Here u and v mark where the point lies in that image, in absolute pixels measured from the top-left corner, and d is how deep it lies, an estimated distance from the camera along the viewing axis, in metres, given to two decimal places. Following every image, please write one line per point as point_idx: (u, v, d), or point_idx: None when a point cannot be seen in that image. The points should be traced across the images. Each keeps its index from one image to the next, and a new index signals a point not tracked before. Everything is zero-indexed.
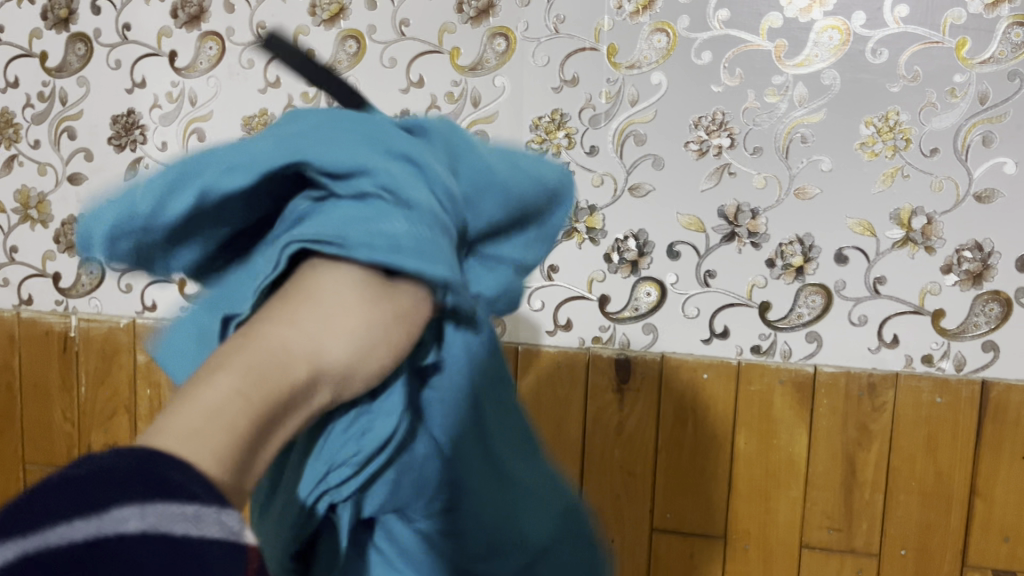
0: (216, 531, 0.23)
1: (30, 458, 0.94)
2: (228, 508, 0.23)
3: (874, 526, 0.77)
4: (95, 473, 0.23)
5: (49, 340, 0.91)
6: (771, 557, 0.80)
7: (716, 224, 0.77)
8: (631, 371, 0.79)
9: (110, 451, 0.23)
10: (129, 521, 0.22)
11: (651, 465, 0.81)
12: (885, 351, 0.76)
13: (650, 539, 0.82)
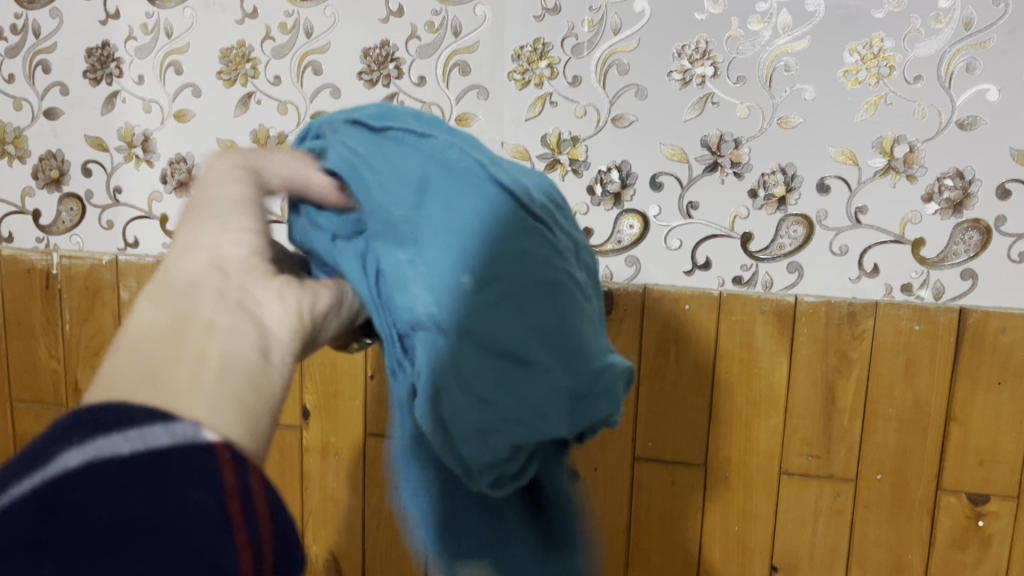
0: (161, 439, 0.28)
1: (17, 394, 0.94)
2: (171, 421, 0.29)
3: (852, 451, 0.79)
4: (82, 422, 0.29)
5: (31, 277, 0.90)
6: (751, 484, 0.81)
7: (699, 154, 0.77)
8: (614, 302, 0.80)
9: (67, 416, 0.30)
10: (73, 458, 0.28)
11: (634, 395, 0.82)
12: (865, 280, 0.76)
13: (633, 467, 0.83)
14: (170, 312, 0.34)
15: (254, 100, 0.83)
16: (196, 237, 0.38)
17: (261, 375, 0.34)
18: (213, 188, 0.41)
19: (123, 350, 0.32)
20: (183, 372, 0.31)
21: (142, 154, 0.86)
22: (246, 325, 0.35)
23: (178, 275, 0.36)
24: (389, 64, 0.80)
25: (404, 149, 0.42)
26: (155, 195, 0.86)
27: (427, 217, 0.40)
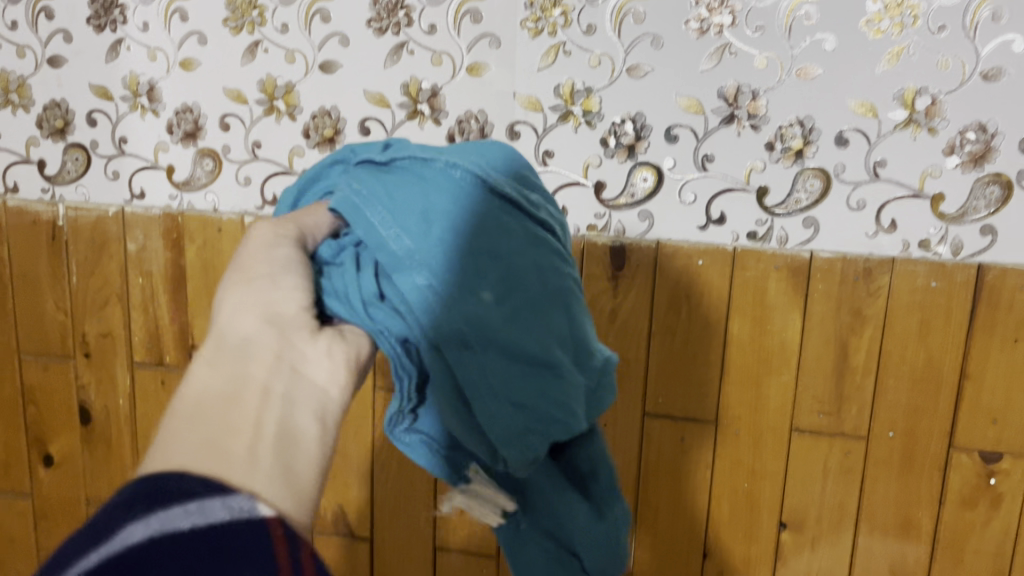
0: (221, 514, 0.34)
1: (24, 346, 0.93)
2: (230, 496, 0.35)
3: (864, 408, 0.78)
4: (145, 497, 0.34)
5: (37, 228, 0.89)
6: (760, 441, 0.81)
7: (715, 106, 0.75)
8: (626, 257, 0.79)
9: (128, 490, 0.34)
10: (137, 532, 0.32)
11: (645, 351, 0.81)
12: (883, 236, 0.75)
13: (642, 424, 0.83)
14: (226, 382, 0.40)
15: (261, 48, 0.81)
16: (248, 297, 0.44)
17: (308, 440, 0.40)
18: (269, 243, 0.46)
19: (188, 420, 0.38)
20: (240, 445, 0.37)
21: (148, 104, 0.84)
22: (297, 389, 0.41)
23: (230, 343, 0.42)
24: (400, 11, 0.78)
25: (401, 179, 0.46)
26: (161, 146, 0.85)
27: (433, 237, 0.44)
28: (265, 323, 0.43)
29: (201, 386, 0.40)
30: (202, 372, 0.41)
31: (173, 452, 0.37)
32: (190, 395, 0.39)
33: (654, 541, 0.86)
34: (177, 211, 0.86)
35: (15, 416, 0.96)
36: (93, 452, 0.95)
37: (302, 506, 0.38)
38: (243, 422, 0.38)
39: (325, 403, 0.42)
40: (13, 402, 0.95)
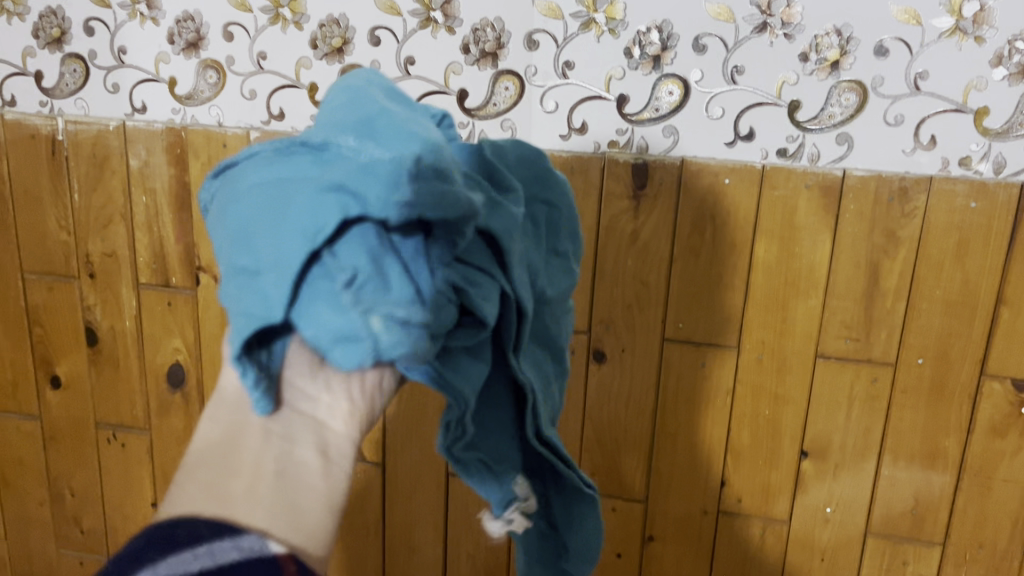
0: (235, 553, 0.41)
1: (28, 267, 0.91)
2: (239, 536, 0.41)
3: (893, 335, 0.75)
4: (178, 529, 0.41)
5: (37, 144, 0.86)
6: (784, 367, 0.79)
7: (748, 13, 0.70)
8: (649, 175, 0.76)
9: (155, 527, 0.42)
10: None
11: (666, 274, 0.78)
12: (920, 153, 0.71)
13: (661, 349, 0.81)
14: (224, 429, 0.46)
15: None
16: (251, 354, 0.48)
17: (311, 469, 0.46)
18: None
19: (193, 468, 0.46)
20: (241, 485, 0.44)
21: (146, 12, 0.80)
22: (297, 427, 0.46)
23: (231, 393, 0.47)
24: None
25: (241, 172, 0.44)
26: (162, 57, 0.81)
27: (275, 213, 0.39)
28: None
29: (213, 416, 0.47)
30: (207, 422, 0.47)
31: (185, 501, 0.44)
32: (197, 446, 0.47)
33: (672, 469, 0.84)
34: (181, 126, 0.83)
35: (22, 338, 0.94)
36: (101, 373, 0.93)
37: (311, 538, 0.44)
38: (245, 463, 0.45)
39: (332, 432, 0.46)
40: (19, 323, 0.93)
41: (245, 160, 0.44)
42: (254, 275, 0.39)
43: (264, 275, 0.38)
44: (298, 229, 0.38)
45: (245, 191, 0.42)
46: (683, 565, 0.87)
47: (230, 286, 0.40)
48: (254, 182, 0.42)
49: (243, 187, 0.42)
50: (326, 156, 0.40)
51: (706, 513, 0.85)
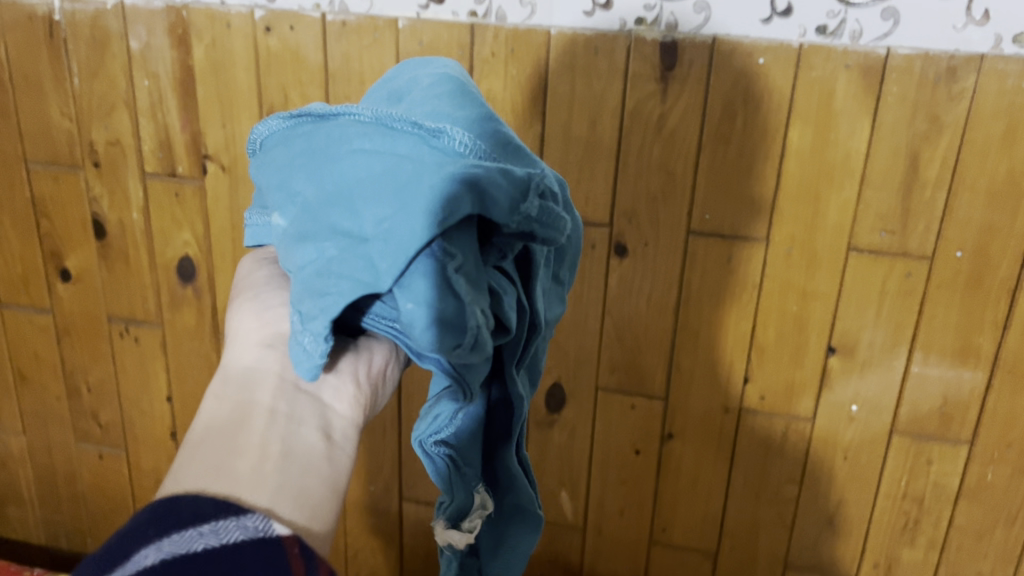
0: (239, 532, 0.37)
1: (32, 156, 0.88)
2: (244, 517, 0.38)
3: (931, 227, 0.72)
4: (178, 506, 0.38)
5: (33, 24, 0.82)
6: (814, 262, 0.75)
7: None
8: (678, 55, 0.71)
9: (154, 508, 0.38)
10: (149, 558, 0.35)
11: (693, 163, 0.74)
12: (972, 30, 0.66)
13: (686, 243, 0.77)
14: (232, 408, 0.46)
15: None
16: (248, 330, 0.50)
17: (316, 453, 0.45)
18: (249, 273, 0.54)
19: (197, 445, 0.44)
20: (247, 463, 0.42)
21: None
22: (303, 404, 0.47)
23: (235, 372, 0.48)
24: None
25: (328, 132, 0.43)
26: None
27: (384, 185, 0.39)
28: (266, 348, 0.48)
29: (219, 395, 0.47)
30: (211, 403, 0.46)
31: (187, 477, 0.41)
32: (201, 424, 0.45)
33: (693, 366, 0.82)
34: (180, 4, 0.78)
35: (29, 230, 0.92)
36: (111, 267, 0.91)
37: (317, 519, 0.42)
38: (252, 442, 0.44)
39: (331, 415, 0.47)
40: (26, 215, 0.91)
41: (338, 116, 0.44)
42: (358, 242, 0.39)
43: (372, 243, 0.38)
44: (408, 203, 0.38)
45: (341, 157, 0.42)
46: (701, 464, 0.86)
47: (326, 243, 0.40)
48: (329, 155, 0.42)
49: (339, 151, 0.42)
50: (437, 145, 0.41)
51: (728, 411, 0.83)
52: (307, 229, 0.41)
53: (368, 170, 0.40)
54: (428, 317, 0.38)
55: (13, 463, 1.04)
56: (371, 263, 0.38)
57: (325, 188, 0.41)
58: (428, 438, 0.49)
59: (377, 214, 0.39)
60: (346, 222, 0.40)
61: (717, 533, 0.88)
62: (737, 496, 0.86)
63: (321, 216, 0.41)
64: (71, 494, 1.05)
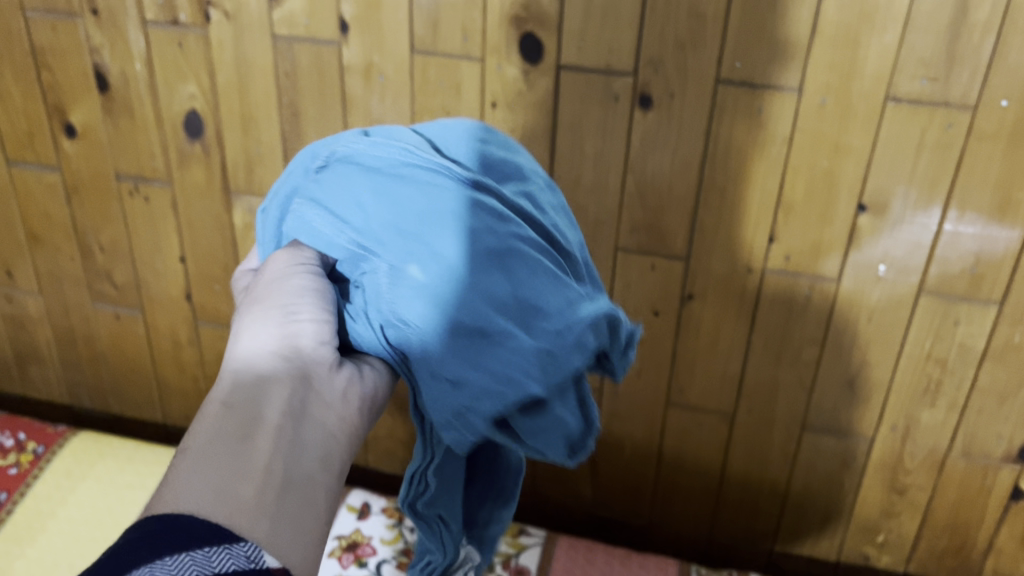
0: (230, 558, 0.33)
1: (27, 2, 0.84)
2: (236, 542, 0.34)
3: (977, 74, 0.67)
4: (160, 520, 0.33)
5: None
6: (849, 113, 0.71)
7: None
8: None
9: (135, 527, 0.34)
10: None
11: (725, 5, 0.69)
12: None
13: (714, 94, 0.73)
14: (237, 419, 0.37)
15: None
16: (266, 332, 0.41)
17: (319, 484, 0.38)
18: (277, 266, 0.44)
19: (194, 461, 0.36)
20: (249, 490, 0.35)
21: None
22: (308, 429, 0.39)
23: (245, 381, 0.39)
24: None
25: (442, 196, 0.42)
26: None
27: (544, 287, 0.42)
28: (280, 359, 0.40)
29: (221, 399, 0.38)
30: (208, 409, 0.38)
31: (181, 500, 0.34)
32: (196, 432, 0.37)
33: (717, 226, 0.79)
34: None
35: (31, 83, 0.89)
36: (117, 122, 0.88)
37: (310, 566, 0.36)
38: (255, 464, 0.36)
39: (336, 444, 0.40)
40: (26, 66, 0.88)
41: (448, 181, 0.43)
42: (494, 325, 0.39)
43: (547, 340, 0.40)
44: (585, 327, 0.42)
45: (491, 231, 0.41)
46: (721, 326, 0.84)
47: (498, 322, 0.39)
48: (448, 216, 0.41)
49: (483, 222, 0.41)
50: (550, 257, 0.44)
51: (751, 271, 0.81)
52: (456, 291, 0.39)
53: (507, 260, 0.41)
54: (564, 428, 0.43)
55: (32, 324, 1.05)
56: (556, 366, 0.40)
57: (479, 258, 0.40)
58: (413, 503, 0.50)
59: (515, 307, 0.40)
60: (483, 308, 0.39)
61: (735, 393, 0.87)
62: (757, 356, 0.85)
63: (453, 279, 0.40)
64: (90, 355, 1.05)
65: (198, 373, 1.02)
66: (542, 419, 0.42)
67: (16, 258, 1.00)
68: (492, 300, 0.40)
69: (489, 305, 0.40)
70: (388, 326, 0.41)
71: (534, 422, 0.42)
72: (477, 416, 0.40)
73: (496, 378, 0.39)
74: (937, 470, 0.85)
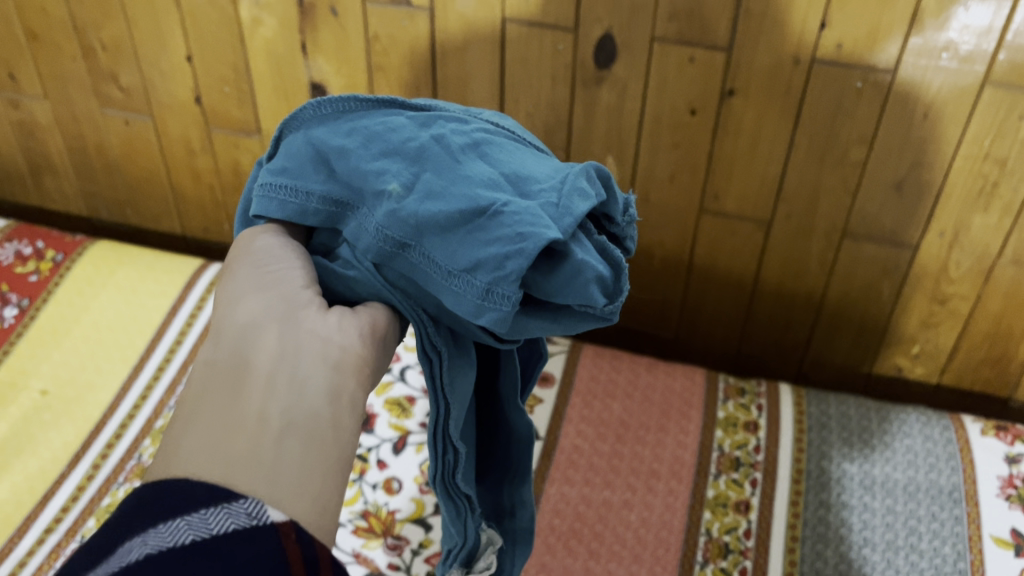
0: (228, 523, 0.33)
1: None
2: (234, 501, 0.34)
3: None
4: (163, 489, 0.35)
5: None
6: None
7: None
8: None
9: (137, 495, 0.35)
10: (137, 550, 0.32)
11: None
12: None
13: None
14: (227, 378, 0.40)
15: None
16: (249, 289, 0.44)
17: (324, 420, 0.39)
18: (248, 244, 0.46)
19: (190, 417, 0.38)
20: (241, 444, 0.37)
21: None
22: (306, 367, 0.40)
23: (235, 339, 0.41)
24: None
25: (399, 119, 0.44)
26: None
27: (521, 160, 0.43)
28: (266, 315, 0.42)
29: (207, 359, 0.41)
30: (201, 372, 0.40)
31: (178, 463, 0.36)
32: (191, 392, 0.39)
33: (764, 12, 0.72)
34: None
35: None
36: None
37: (323, 506, 0.37)
38: (247, 415, 0.38)
39: (341, 378, 0.41)
40: None
41: (397, 107, 0.46)
42: (461, 188, 0.40)
43: (539, 196, 0.40)
44: (563, 174, 0.42)
45: (451, 131, 0.43)
46: (763, 124, 0.78)
47: (490, 196, 0.40)
48: (396, 125, 0.44)
49: (447, 128, 0.44)
50: (517, 150, 0.45)
51: (798, 63, 0.74)
52: (443, 189, 0.41)
53: (459, 143, 0.43)
54: (597, 269, 0.40)
55: (41, 132, 1.01)
56: (556, 210, 0.40)
57: (453, 154, 0.42)
58: (448, 480, 0.49)
59: (479, 175, 0.41)
60: (443, 184, 0.41)
61: (775, 197, 0.83)
62: (800, 156, 0.79)
63: (410, 171, 0.42)
64: (104, 164, 1.02)
65: (215, 183, 0.99)
66: (560, 268, 0.39)
67: (17, 60, 0.95)
68: (449, 176, 0.41)
69: (447, 182, 0.41)
70: (380, 257, 0.42)
71: (554, 279, 0.39)
72: (508, 285, 0.38)
73: (510, 240, 0.38)
74: (984, 278, 0.82)
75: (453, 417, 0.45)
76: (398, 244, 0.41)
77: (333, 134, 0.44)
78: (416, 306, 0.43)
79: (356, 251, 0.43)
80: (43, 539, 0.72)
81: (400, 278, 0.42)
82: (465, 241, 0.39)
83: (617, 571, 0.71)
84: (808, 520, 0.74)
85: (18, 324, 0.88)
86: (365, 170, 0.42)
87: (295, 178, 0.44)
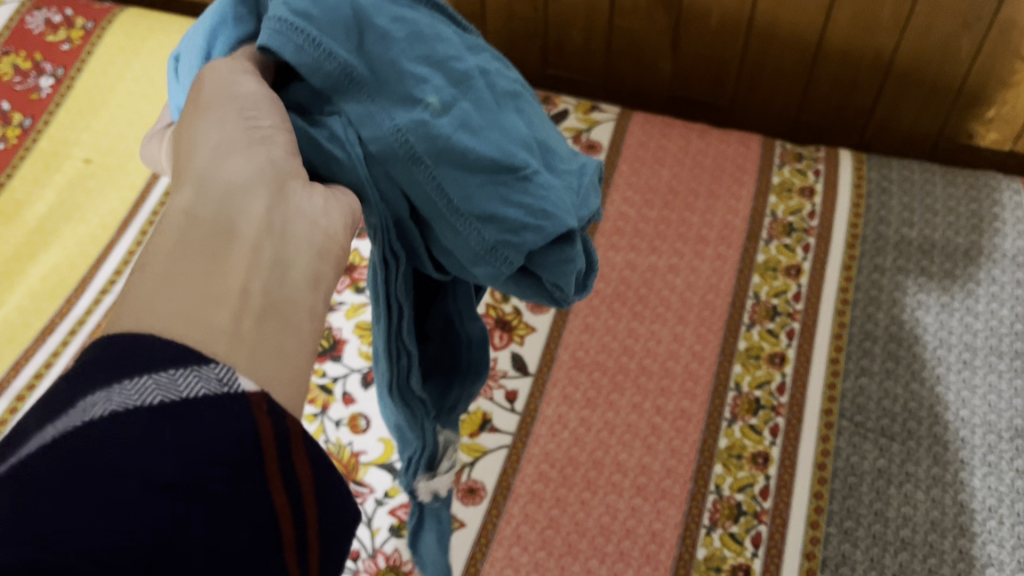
0: (197, 387, 0.29)
1: None
2: (205, 364, 0.30)
3: None
4: (125, 343, 0.30)
5: None
6: None
7: None
8: None
9: (96, 349, 0.30)
10: (99, 407, 0.28)
11: None
12: None
13: None
14: (205, 236, 0.35)
15: None
16: (226, 141, 0.38)
17: (302, 308, 0.36)
18: (224, 76, 0.40)
19: (160, 271, 0.33)
20: (225, 314, 0.33)
21: None
22: (289, 253, 0.37)
23: (213, 196, 0.36)
24: None
25: (442, 31, 0.42)
26: None
27: (544, 127, 0.44)
28: (252, 177, 0.37)
29: (184, 208, 0.35)
30: (172, 218, 0.35)
31: (137, 314, 0.31)
32: (163, 238, 0.34)
33: None
34: None
35: None
36: None
37: (296, 395, 0.34)
38: (229, 283, 0.34)
39: (322, 267, 0.38)
40: None
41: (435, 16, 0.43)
42: (500, 139, 0.40)
43: (563, 176, 0.42)
44: (582, 163, 0.44)
45: (495, 71, 0.42)
46: None
47: (525, 158, 0.40)
48: (440, 35, 0.41)
49: (491, 66, 0.42)
50: (540, 111, 0.45)
51: None
52: (479, 127, 0.39)
53: (501, 87, 0.42)
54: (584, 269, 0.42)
55: None
56: (579, 198, 0.41)
57: (495, 98, 0.41)
58: (404, 382, 0.46)
59: (517, 130, 0.41)
60: (484, 124, 0.40)
61: None
62: None
63: (446, 90, 0.39)
64: None
65: None
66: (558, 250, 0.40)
67: None
68: (488, 116, 0.40)
69: (487, 123, 0.40)
70: (382, 152, 0.38)
71: (546, 255, 0.40)
72: (514, 251, 0.39)
73: (533, 212, 0.39)
74: None
75: (405, 325, 0.44)
76: (410, 153, 0.38)
77: (379, 14, 0.40)
78: (390, 210, 0.40)
79: (351, 131, 0.39)
80: (100, 300, 0.74)
81: (382, 180, 0.39)
82: (483, 188, 0.39)
83: (661, 331, 0.71)
84: (861, 284, 0.73)
85: (55, 94, 0.86)
86: (399, 68, 0.39)
87: (321, 33, 0.38)
